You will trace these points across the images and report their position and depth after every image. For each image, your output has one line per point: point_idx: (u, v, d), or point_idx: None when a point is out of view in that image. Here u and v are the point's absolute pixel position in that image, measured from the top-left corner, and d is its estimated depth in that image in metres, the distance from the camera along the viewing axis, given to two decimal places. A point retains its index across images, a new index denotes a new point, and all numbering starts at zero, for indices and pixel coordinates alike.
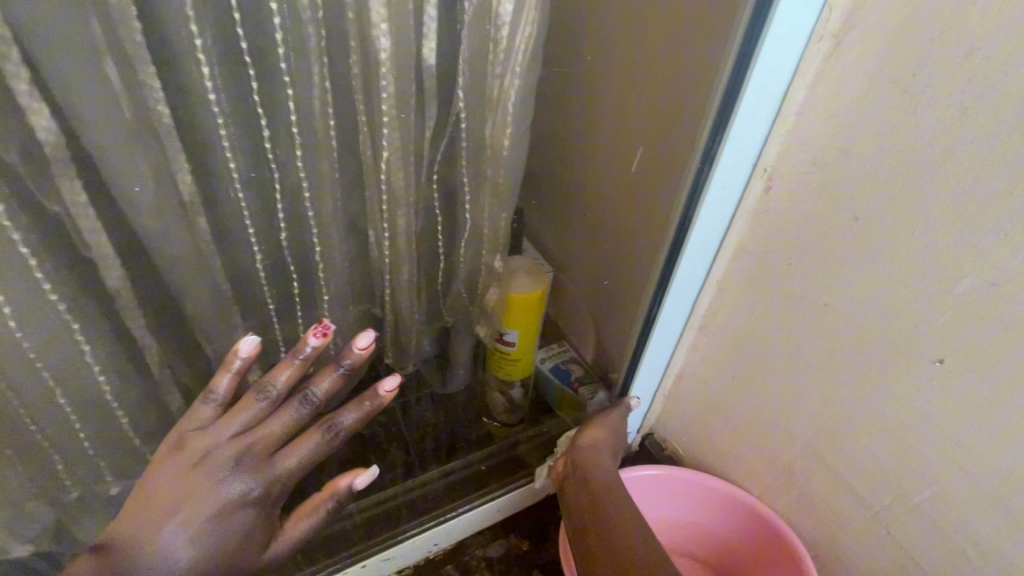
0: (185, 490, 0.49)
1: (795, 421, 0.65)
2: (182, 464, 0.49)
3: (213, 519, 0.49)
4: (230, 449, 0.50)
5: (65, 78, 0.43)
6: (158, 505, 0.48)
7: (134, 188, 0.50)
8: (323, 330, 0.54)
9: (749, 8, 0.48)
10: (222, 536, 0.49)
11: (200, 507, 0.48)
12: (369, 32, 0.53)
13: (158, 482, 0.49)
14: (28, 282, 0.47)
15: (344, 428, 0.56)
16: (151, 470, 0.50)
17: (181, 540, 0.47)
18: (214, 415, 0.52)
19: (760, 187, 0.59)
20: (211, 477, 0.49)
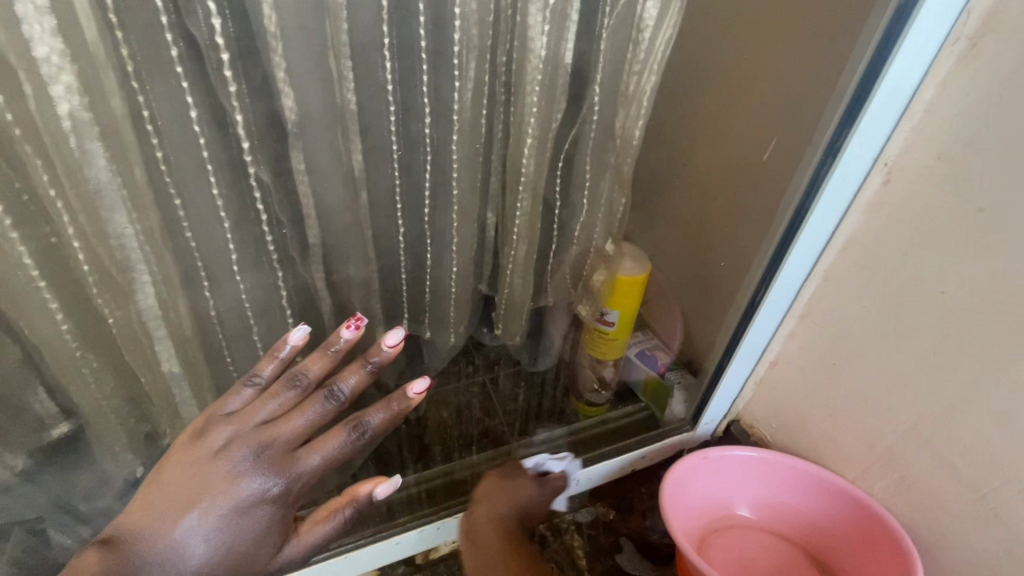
0: (201, 482, 0.49)
1: (901, 406, 0.68)
2: (202, 454, 0.50)
3: (226, 515, 0.48)
4: (251, 442, 0.51)
5: (308, 67, 0.52)
6: (174, 495, 0.49)
7: (334, 162, 0.59)
8: (357, 324, 0.58)
9: (888, 12, 0.53)
10: (236, 533, 0.49)
11: (216, 501, 0.48)
12: (528, 34, 0.61)
13: (178, 472, 0.50)
14: (256, 232, 0.59)
15: (369, 429, 0.58)
16: (172, 458, 0.51)
17: (195, 534, 0.47)
18: (241, 405, 0.54)
19: (878, 180, 0.63)
20: (227, 470, 0.50)
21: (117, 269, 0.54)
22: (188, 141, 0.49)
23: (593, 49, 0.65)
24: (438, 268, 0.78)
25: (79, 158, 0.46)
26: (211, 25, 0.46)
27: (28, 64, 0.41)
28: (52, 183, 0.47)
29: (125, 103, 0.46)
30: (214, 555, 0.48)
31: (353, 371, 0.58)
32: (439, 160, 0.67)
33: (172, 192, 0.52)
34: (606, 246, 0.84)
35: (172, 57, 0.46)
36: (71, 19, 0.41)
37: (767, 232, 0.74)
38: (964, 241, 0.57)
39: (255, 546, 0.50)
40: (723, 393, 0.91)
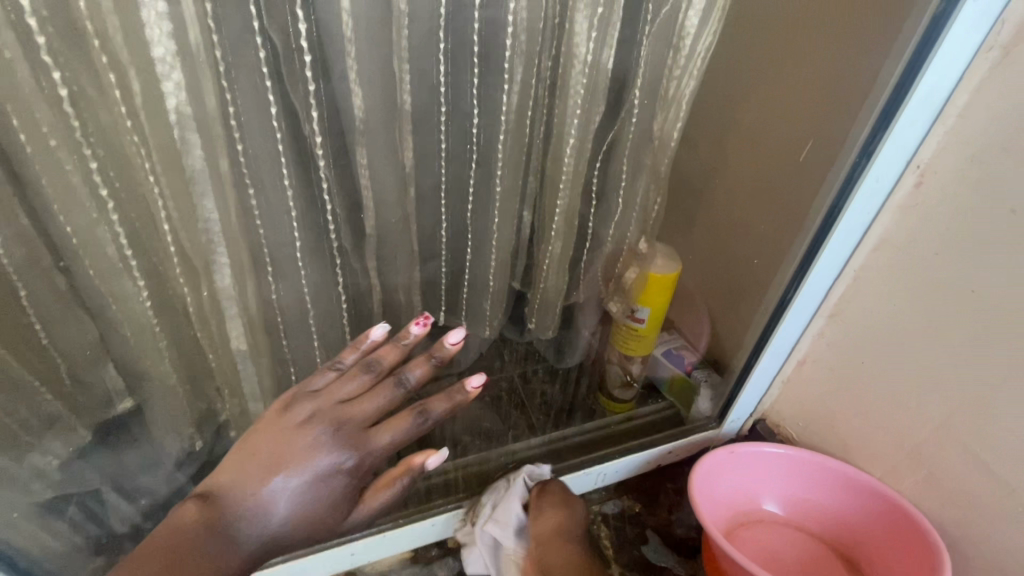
0: (286, 451, 0.53)
1: (930, 404, 0.69)
2: (288, 427, 0.55)
3: (308, 485, 0.53)
4: (330, 421, 0.55)
5: (375, 68, 0.56)
6: (261, 461, 0.53)
7: (392, 157, 0.63)
8: (423, 321, 0.62)
9: (923, 21, 0.55)
10: (316, 499, 0.54)
11: (300, 471, 0.53)
12: (574, 40, 0.65)
13: (264, 440, 0.55)
14: (319, 222, 0.63)
15: (433, 416, 0.62)
16: (259, 427, 0.56)
17: (280, 498, 0.52)
18: (324, 385, 0.58)
19: (910, 183, 0.65)
20: (310, 444, 0.54)
21: (198, 252, 0.59)
22: (267, 136, 0.54)
23: (635, 54, 0.69)
24: (477, 264, 0.81)
25: (179, 148, 0.52)
26: (297, 30, 0.51)
27: (145, 63, 0.47)
28: (150, 171, 0.54)
29: (217, 100, 0.51)
30: (296, 518, 0.53)
31: (420, 363, 0.62)
32: (486, 159, 0.71)
33: (247, 181, 0.56)
34: (639, 245, 0.87)
35: (259, 60, 0.50)
36: (181, 24, 0.46)
37: (799, 234, 0.77)
38: (996, 242, 0.59)
39: (329, 512, 0.55)
40: (750, 392, 0.92)
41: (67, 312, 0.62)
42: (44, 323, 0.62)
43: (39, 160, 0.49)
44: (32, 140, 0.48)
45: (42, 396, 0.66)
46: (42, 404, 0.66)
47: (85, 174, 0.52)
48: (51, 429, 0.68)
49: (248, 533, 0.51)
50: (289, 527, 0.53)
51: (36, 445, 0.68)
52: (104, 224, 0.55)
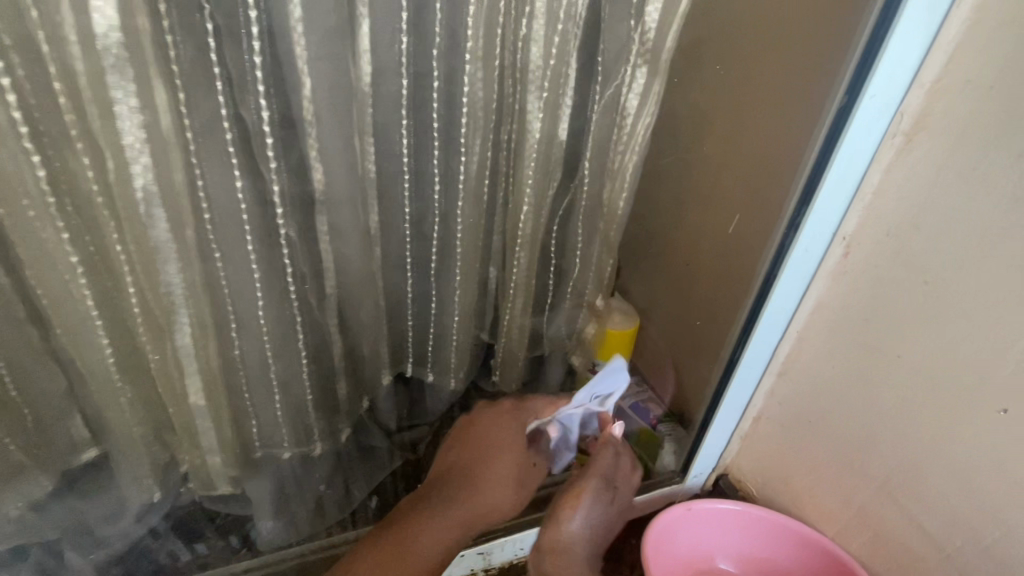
0: (500, 432, 0.75)
1: (872, 465, 0.71)
2: (490, 417, 0.77)
3: (503, 456, 0.73)
4: (511, 412, 0.77)
5: (335, 147, 0.61)
6: (480, 446, 0.74)
7: (352, 222, 0.67)
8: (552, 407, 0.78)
9: (832, 112, 0.61)
10: (513, 458, 0.74)
11: (492, 429, 0.75)
12: (526, 119, 0.70)
13: (481, 438, 0.75)
14: (281, 283, 0.66)
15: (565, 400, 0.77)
16: (479, 423, 0.77)
17: (495, 464, 0.72)
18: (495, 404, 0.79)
19: (839, 252, 0.69)
20: (502, 419, 0.76)
21: (163, 313, 0.62)
22: (232, 208, 0.59)
23: (585, 130, 0.75)
24: (441, 317, 0.84)
25: (145, 221, 0.56)
26: (260, 115, 0.56)
27: (116, 147, 0.52)
28: (119, 239, 0.57)
29: (185, 177, 0.56)
30: (495, 466, 0.72)
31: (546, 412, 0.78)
32: (446, 224, 0.76)
33: (213, 247, 0.60)
34: (597, 301, 0.91)
35: (227, 140, 0.55)
36: (153, 113, 0.51)
37: (744, 295, 0.80)
38: (916, 311, 0.63)
39: (514, 480, 0.73)
40: (711, 446, 0.94)
41: (41, 364, 0.65)
42: (13, 378, 0.64)
43: (16, 230, 0.53)
44: (12, 212, 0.52)
45: (7, 448, 0.67)
46: (8, 456, 0.68)
47: (58, 244, 0.55)
48: (15, 478, 0.70)
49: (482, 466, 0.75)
50: (470, 510, 0.68)
51: None
52: (70, 287, 0.58)
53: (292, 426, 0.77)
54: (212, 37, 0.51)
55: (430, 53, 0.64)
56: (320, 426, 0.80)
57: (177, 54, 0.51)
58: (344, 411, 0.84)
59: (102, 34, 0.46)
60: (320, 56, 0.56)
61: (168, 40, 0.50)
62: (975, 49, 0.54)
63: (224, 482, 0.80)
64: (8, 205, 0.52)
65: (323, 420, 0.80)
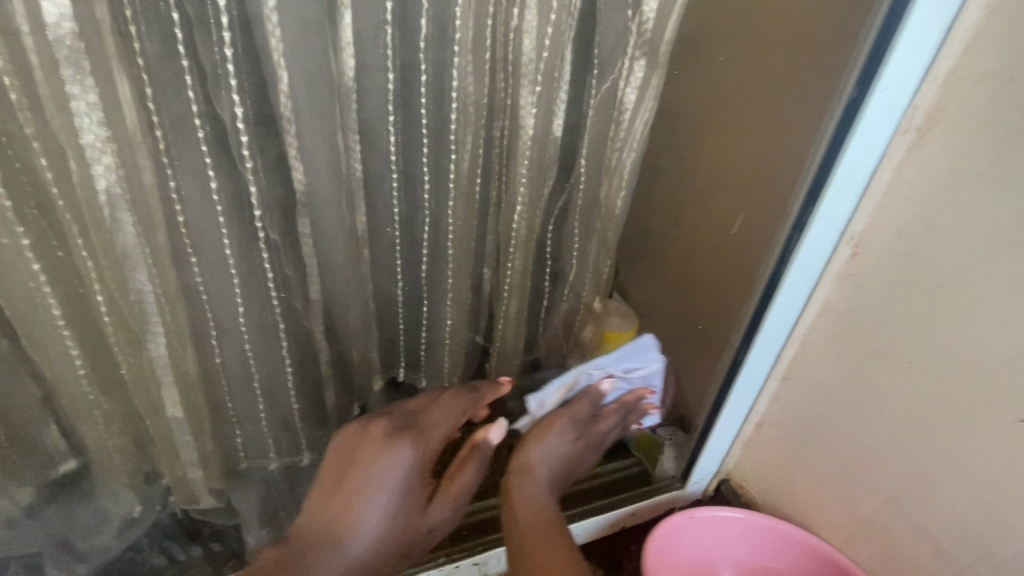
0: (366, 457, 0.57)
1: (880, 474, 0.69)
2: (363, 447, 0.57)
3: (389, 499, 0.56)
4: (393, 435, 0.59)
5: (317, 145, 0.58)
6: (342, 483, 0.55)
7: (336, 224, 0.64)
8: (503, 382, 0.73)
9: (839, 109, 0.58)
10: (388, 496, 0.56)
11: (369, 470, 0.56)
12: (518, 115, 0.67)
13: (346, 467, 0.56)
14: (263, 288, 0.63)
15: (480, 389, 0.69)
16: (341, 448, 0.58)
17: (365, 506, 0.54)
18: (367, 424, 0.60)
19: (846, 253, 0.66)
20: (381, 446, 0.57)
21: (135, 320, 0.59)
22: (208, 210, 0.56)
23: (580, 126, 0.71)
24: (432, 321, 0.82)
25: (111, 226, 0.53)
26: (234, 113, 0.52)
27: (76, 146, 0.48)
28: (84, 245, 0.54)
29: (154, 178, 0.52)
30: (385, 514, 0.55)
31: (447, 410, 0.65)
32: (437, 225, 0.73)
33: (189, 250, 0.57)
34: (594, 304, 0.88)
35: (199, 138, 0.52)
36: (117, 109, 0.48)
37: (746, 298, 0.77)
38: (928, 316, 0.60)
39: (395, 514, 0.56)
40: (711, 451, 0.91)
41: (8, 376, 0.61)
42: None
43: None
44: None
45: None
46: None
47: (19, 249, 0.51)
48: None
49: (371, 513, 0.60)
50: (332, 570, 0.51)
51: None
52: (36, 294, 0.54)
53: (278, 436, 0.74)
54: (179, 27, 0.47)
55: (417, 46, 0.61)
56: (308, 435, 0.77)
57: (141, 46, 0.47)
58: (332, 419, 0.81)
59: (53, 25, 0.43)
60: (298, 49, 0.52)
61: (131, 31, 0.46)
62: (994, 39, 0.51)
63: (207, 495, 0.77)
64: None
65: (311, 429, 0.77)
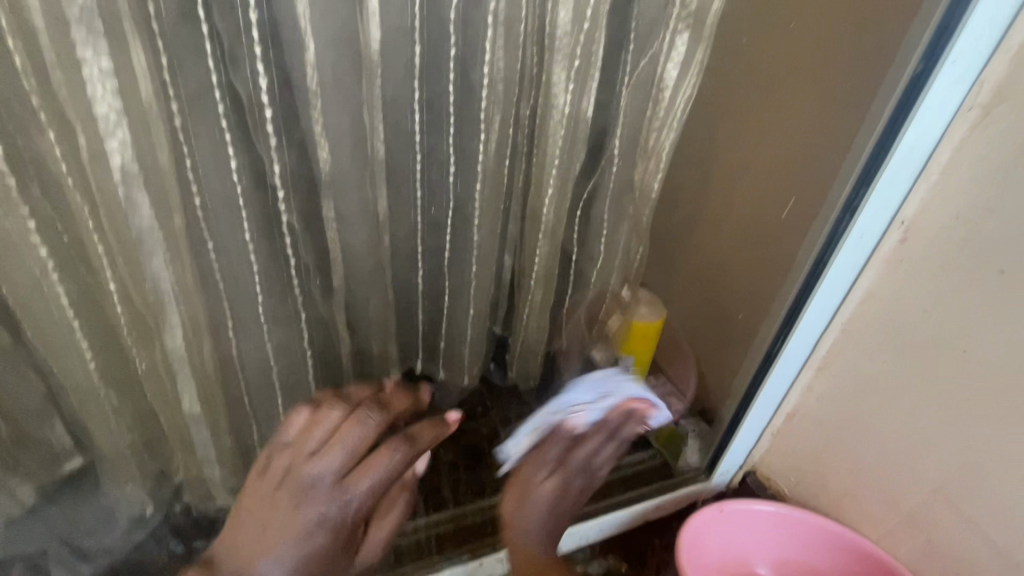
0: (268, 514, 0.45)
1: (925, 466, 0.67)
2: (280, 541, 0.44)
3: (298, 569, 0.43)
4: (349, 522, 0.46)
5: (341, 119, 0.53)
6: (242, 546, 0.44)
7: (360, 209, 0.60)
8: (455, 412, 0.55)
9: (901, 84, 0.55)
10: (304, 568, 0.44)
11: (292, 565, 0.43)
12: (551, 93, 0.63)
13: (245, 514, 0.45)
14: (282, 276, 0.59)
15: (421, 450, 0.50)
16: (239, 496, 0.47)
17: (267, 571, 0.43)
18: (302, 501, 0.45)
19: (895, 238, 0.64)
20: (288, 505, 0.44)
21: (150, 311, 0.56)
22: (227, 192, 0.51)
23: (614, 105, 0.67)
24: (454, 312, 0.78)
25: (125, 208, 0.49)
26: (257, 84, 0.48)
27: (88, 120, 0.44)
28: (95, 229, 0.50)
29: (171, 157, 0.48)
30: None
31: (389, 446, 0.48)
32: (463, 209, 0.69)
33: (207, 238, 0.53)
34: (622, 292, 0.85)
35: (219, 113, 0.48)
36: (131, 79, 0.44)
37: (783, 287, 0.74)
38: (986, 304, 0.58)
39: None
40: (740, 443, 0.89)
41: (11, 372, 0.57)
42: None
43: None
44: None
45: None
46: None
47: (24, 235, 0.47)
48: None
49: None
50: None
51: None
52: (44, 285, 0.50)
53: None
54: None
55: (447, 15, 0.56)
56: None
57: (157, 9, 0.43)
58: None
59: None
60: (323, 14, 0.48)
61: None
62: None
63: (222, 493, 0.74)
64: None
65: None
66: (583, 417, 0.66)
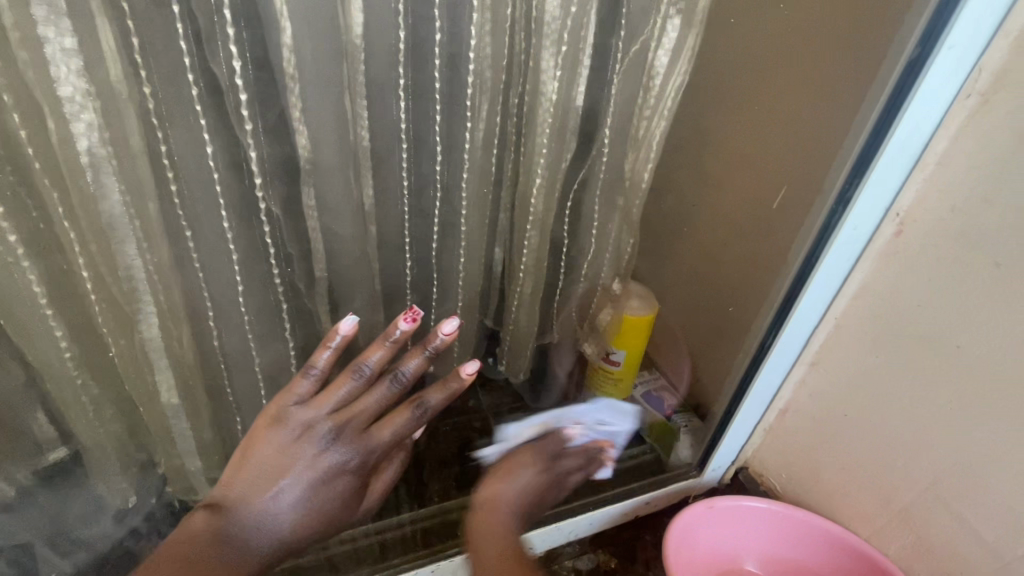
0: (286, 458, 0.51)
1: (917, 462, 0.66)
2: (298, 453, 0.51)
3: (312, 496, 0.51)
4: (347, 443, 0.53)
5: (320, 104, 0.52)
6: (267, 476, 0.51)
7: (342, 197, 0.58)
8: (413, 315, 0.56)
9: (896, 71, 0.53)
10: (320, 501, 0.52)
11: (303, 477, 0.51)
12: (540, 79, 0.62)
13: (261, 453, 0.51)
14: (262, 264, 0.58)
15: (409, 379, 0.57)
16: (252, 439, 0.53)
17: (280, 497, 0.50)
18: (313, 418, 0.52)
19: (890, 231, 0.62)
20: (310, 452, 0.52)
21: (125, 298, 0.55)
22: (203, 177, 0.51)
23: (605, 92, 0.66)
24: (443, 304, 0.76)
25: (95, 192, 0.48)
26: (231, 67, 0.47)
27: (54, 101, 0.43)
28: (67, 214, 0.49)
29: (144, 141, 0.47)
30: (307, 520, 0.52)
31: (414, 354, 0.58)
32: (449, 199, 0.67)
33: (183, 224, 0.53)
34: (613, 285, 0.83)
35: (193, 96, 0.47)
36: (98, 59, 0.43)
37: (776, 279, 0.73)
38: (980, 298, 0.56)
39: (339, 505, 0.54)
40: (732, 439, 0.88)
41: None
42: None
43: None
44: None
45: None
46: None
47: None
48: None
49: (257, 537, 0.49)
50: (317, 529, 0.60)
51: None
52: (14, 272, 0.49)
53: None
54: None
55: None
56: None
57: None
58: None
59: None
60: None
61: None
62: None
63: (207, 484, 0.74)
64: None
65: None
66: (578, 434, 0.71)
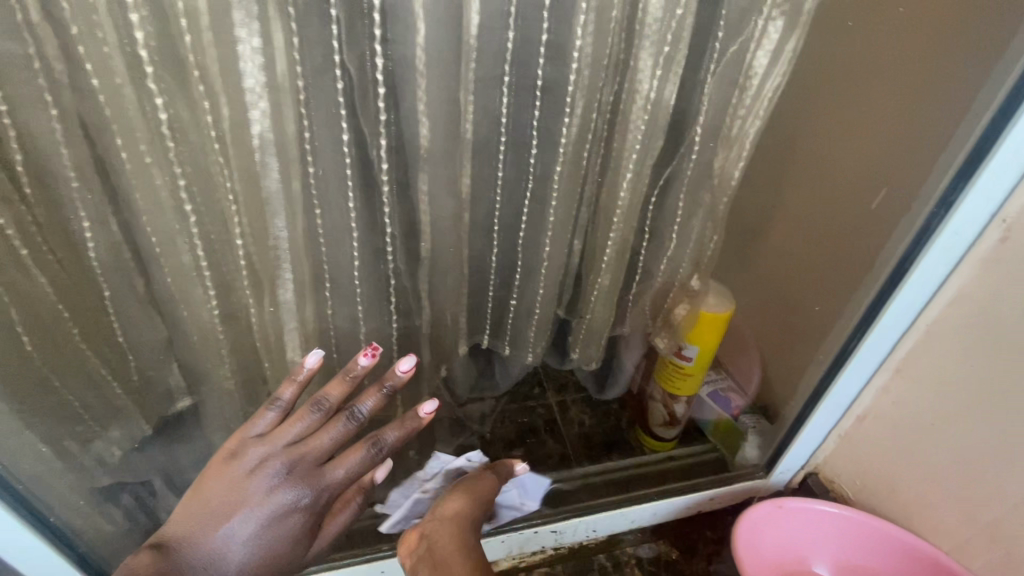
0: (237, 495, 0.54)
1: (1010, 477, 0.64)
2: (248, 489, 0.54)
3: (258, 534, 0.54)
4: (298, 479, 0.56)
5: (438, 99, 0.57)
6: (216, 514, 0.54)
7: (448, 184, 0.63)
8: (372, 352, 0.59)
9: (1014, 74, 0.54)
10: (271, 537, 0.55)
11: (254, 513, 0.54)
12: (637, 78, 0.64)
13: (214, 489, 0.55)
14: (376, 242, 0.65)
15: (365, 417, 0.59)
16: (208, 471, 0.56)
17: (228, 534, 0.53)
18: (266, 455, 0.55)
19: (995, 237, 0.61)
20: (256, 491, 0.54)
21: (264, 265, 0.62)
22: (337, 164, 0.57)
23: (697, 92, 0.68)
24: (524, 291, 0.79)
25: (259, 170, 0.56)
26: (374, 63, 0.54)
27: (236, 92, 0.50)
28: (231, 190, 0.57)
29: (295, 128, 0.54)
30: (256, 554, 0.54)
31: (371, 393, 0.60)
32: (541, 191, 0.70)
33: (315, 203, 0.60)
34: (691, 282, 0.84)
35: (337, 90, 0.53)
36: (270, 56, 0.50)
37: (862, 282, 0.73)
38: None
39: (283, 547, 0.56)
40: (803, 443, 0.87)
41: (144, 313, 0.65)
42: (124, 322, 0.66)
43: (134, 175, 0.52)
44: (132, 156, 0.51)
45: (114, 389, 0.70)
46: (114, 399, 0.70)
47: (174, 191, 0.55)
48: (115, 419, 0.72)
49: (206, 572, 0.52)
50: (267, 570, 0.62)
51: (100, 436, 0.71)
52: (185, 236, 0.58)
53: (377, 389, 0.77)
54: None
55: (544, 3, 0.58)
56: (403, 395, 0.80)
57: None
58: (425, 375, 0.81)
59: None
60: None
61: None
62: None
63: None
64: (130, 150, 0.51)
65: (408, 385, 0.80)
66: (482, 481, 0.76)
